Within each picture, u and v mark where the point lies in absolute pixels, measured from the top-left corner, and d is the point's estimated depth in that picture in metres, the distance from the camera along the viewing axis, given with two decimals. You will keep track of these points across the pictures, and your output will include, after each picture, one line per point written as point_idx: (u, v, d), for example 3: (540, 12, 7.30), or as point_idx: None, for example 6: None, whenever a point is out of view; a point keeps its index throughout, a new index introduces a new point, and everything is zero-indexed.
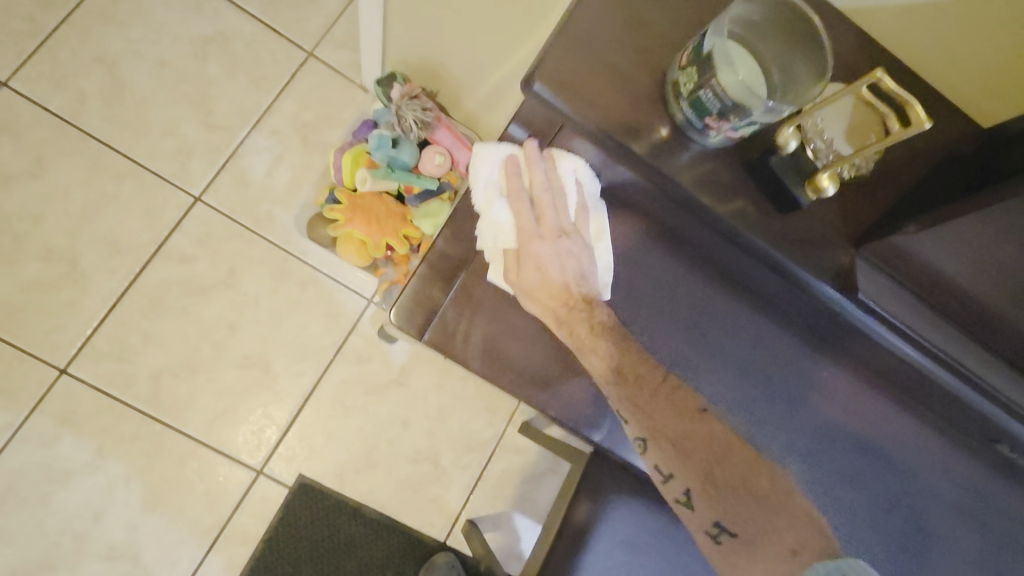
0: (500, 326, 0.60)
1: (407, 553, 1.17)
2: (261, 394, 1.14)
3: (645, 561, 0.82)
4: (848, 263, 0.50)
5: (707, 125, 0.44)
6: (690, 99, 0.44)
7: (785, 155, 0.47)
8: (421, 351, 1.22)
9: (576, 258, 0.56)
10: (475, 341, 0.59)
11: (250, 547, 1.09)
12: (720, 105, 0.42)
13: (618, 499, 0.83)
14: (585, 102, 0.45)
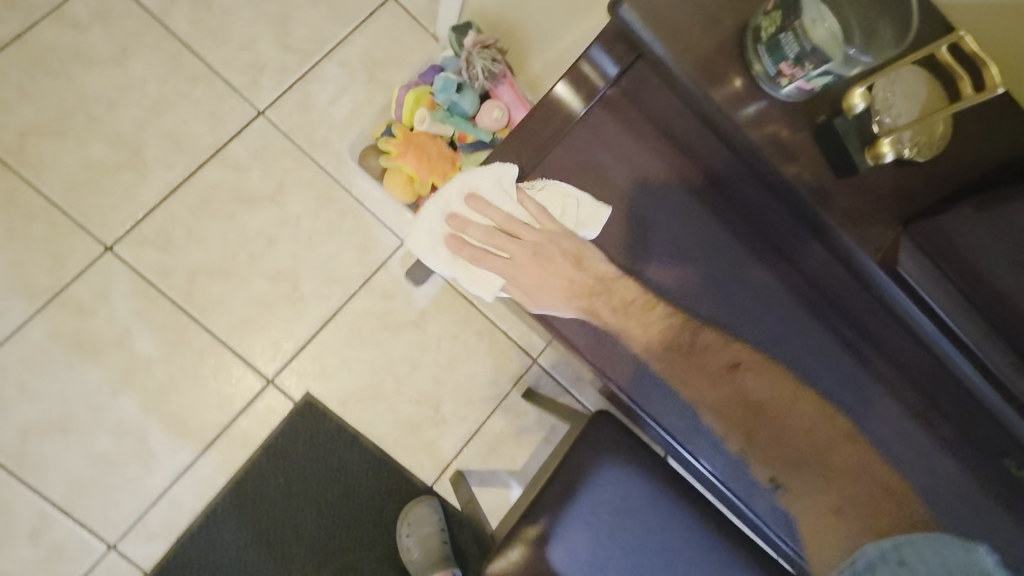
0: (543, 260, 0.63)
1: (394, 491, 1.19)
2: (286, 309, 1.17)
3: (627, 525, 0.84)
4: (892, 242, 0.52)
5: (781, 71, 0.47)
6: (769, 42, 0.46)
7: (851, 118, 0.49)
8: (443, 298, 1.25)
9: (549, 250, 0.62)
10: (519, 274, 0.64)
11: (248, 450, 1.13)
12: (803, 51, 0.45)
13: (611, 461, 0.85)
14: (670, 34, 0.48)
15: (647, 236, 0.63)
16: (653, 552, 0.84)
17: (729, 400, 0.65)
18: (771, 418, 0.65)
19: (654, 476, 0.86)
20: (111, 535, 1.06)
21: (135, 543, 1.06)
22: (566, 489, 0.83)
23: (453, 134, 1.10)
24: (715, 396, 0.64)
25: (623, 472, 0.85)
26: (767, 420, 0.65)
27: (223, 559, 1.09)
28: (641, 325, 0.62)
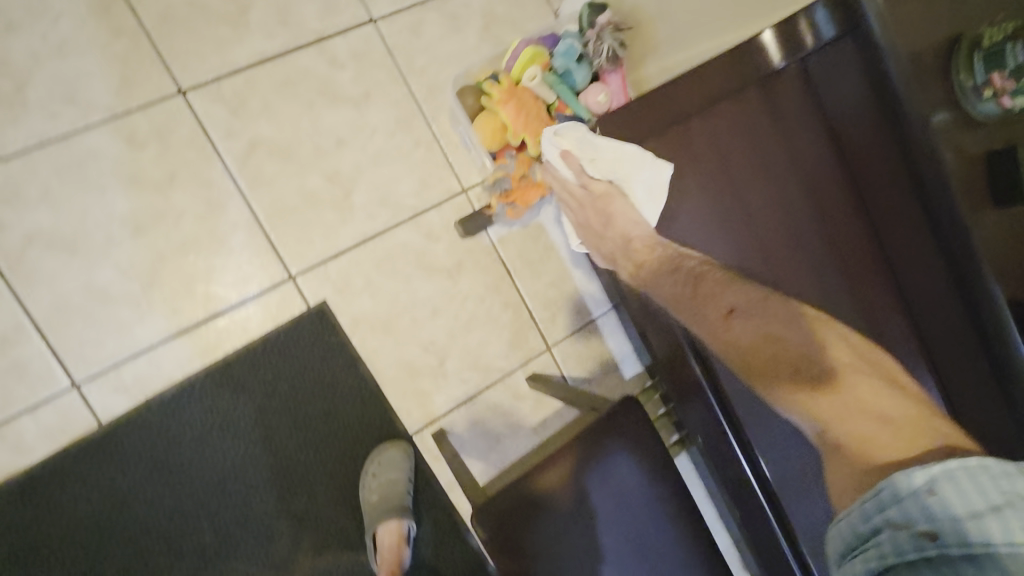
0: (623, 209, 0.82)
1: (374, 429, 1.14)
2: (330, 214, 1.14)
3: (615, 520, 0.83)
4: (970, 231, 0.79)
5: (991, 82, 0.75)
6: (985, 59, 0.76)
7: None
8: (483, 257, 1.23)
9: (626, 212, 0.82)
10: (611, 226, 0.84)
11: (246, 338, 1.08)
12: (1013, 68, 0.74)
13: (619, 455, 0.84)
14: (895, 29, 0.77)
15: (766, 192, 0.81)
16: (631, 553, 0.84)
17: (750, 344, 0.67)
18: (780, 354, 0.64)
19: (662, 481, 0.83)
20: (80, 374, 0.99)
21: (101, 391, 1.00)
22: (573, 466, 0.82)
23: (554, 102, 1.10)
24: (738, 339, 0.68)
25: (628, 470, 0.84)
26: (783, 354, 0.64)
27: (184, 437, 1.04)
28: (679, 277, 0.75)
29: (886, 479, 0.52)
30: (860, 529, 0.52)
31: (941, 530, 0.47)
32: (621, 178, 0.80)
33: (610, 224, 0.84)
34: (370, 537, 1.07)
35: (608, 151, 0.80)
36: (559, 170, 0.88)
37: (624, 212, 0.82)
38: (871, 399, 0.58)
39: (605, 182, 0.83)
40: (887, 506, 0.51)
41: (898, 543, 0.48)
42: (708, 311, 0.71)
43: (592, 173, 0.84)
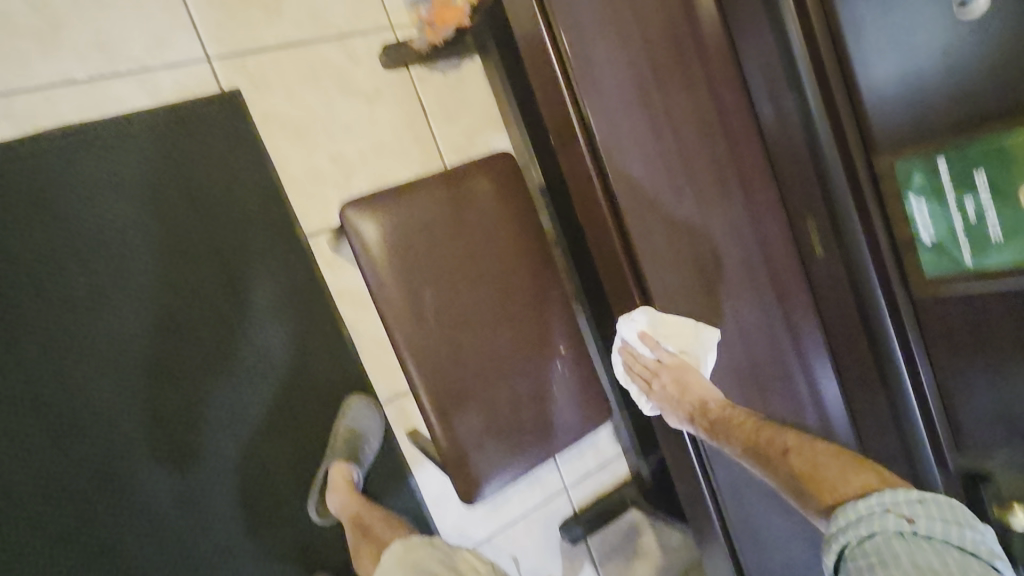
0: (679, 375, 1.03)
1: (270, 228, 1.16)
2: (257, 12, 1.18)
3: (473, 256, 0.86)
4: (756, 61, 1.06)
5: None
6: None
7: None
8: (402, 91, 1.30)
9: (682, 373, 1.03)
10: (661, 377, 1.05)
11: (152, 104, 1.10)
12: None
13: (484, 198, 0.88)
14: None
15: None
16: (486, 290, 0.86)
17: (782, 452, 0.90)
18: (810, 461, 0.87)
19: (525, 229, 0.90)
20: None
21: None
22: (451, 201, 0.87)
23: None
24: (767, 451, 0.91)
25: (504, 215, 0.89)
26: (811, 454, 0.88)
27: (62, 179, 1.02)
28: (734, 427, 0.95)
29: (885, 493, 0.75)
30: (858, 511, 0.75)
31: (919, 522, 0.71)
32: (682, 355, 1.04)
33: (683, 392, 1.02)
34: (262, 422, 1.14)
35: (675, 335, 1.02)
36: (632, 351, 1.07)
37: (691, 381, 1.02)
38: (853, 476, 0.82)
39: (678, 361, 1.03)
40: (886, 502, 0.74)
41: (888, 523, 0.72)
42: (737, 432, 0.95)
43: (666, 354, 1.04)
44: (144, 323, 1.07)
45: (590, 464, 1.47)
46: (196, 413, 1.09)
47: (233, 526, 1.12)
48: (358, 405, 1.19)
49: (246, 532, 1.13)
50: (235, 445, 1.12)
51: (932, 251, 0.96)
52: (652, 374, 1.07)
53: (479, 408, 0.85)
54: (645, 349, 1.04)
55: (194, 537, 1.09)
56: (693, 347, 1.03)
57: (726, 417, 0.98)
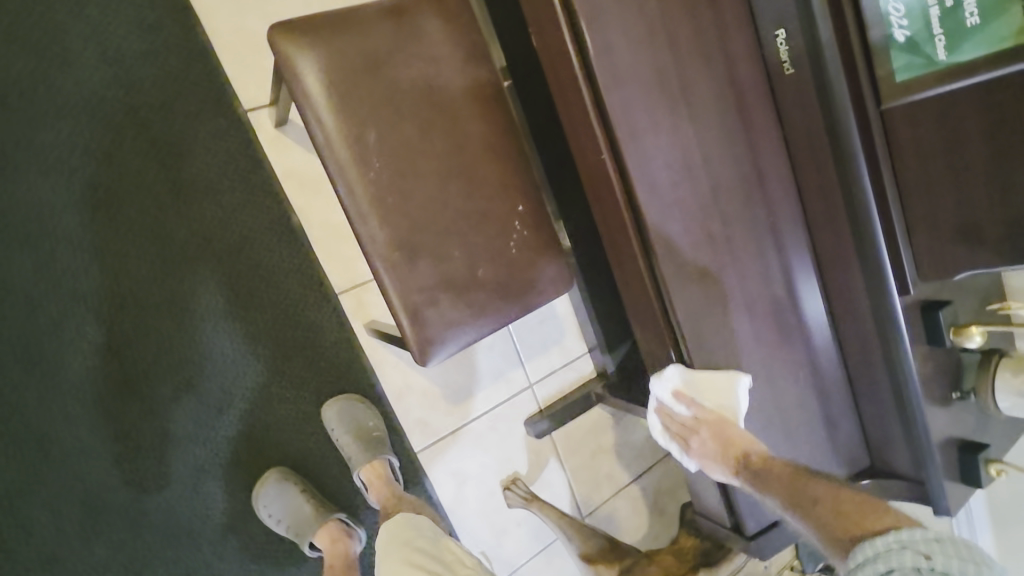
0: (720, 429, 0.74)
1: (207, 111, 1.06)
2: None
3: (423, 100, 0.79)
4: None
5: None
6: None
7: None
8: None
9: (728, 428, 0.74)
10: (700, 436, 0.76)
11: None
12: None
13: (435, 33, 0.80)
14: None
15: None
16: (439, 138, 0.80)
17: (838, 508, 0.64)
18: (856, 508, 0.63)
19: (481, 69, 0.83)
20: None
21: None
22: (396, 35, 0.77)
23: None
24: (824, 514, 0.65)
25: (457, 55, 0.81)
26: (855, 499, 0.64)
27: None
28: (786, 486, 0.68)
29: (904, 528, 0.57)
30: (871, 549, 0.57)
31: (938, 558, 0.53)
32: (726, 410, 0.74)
33: (726, 448, 0.74)
34: (222, 339, 1.10)
35: (715, 383, 0.73)
36: (657, 404, 0.77)
37: (737, 442, 0.74)
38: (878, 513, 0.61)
39: (716, 414, 0.74)
40: (904, 538, 0.56)
41: (902, 558, 0.54)
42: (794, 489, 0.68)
43: (701, 411, 0.74)
44: (65, 199, 0.99)
45: (555, 362, 1.45)
46: (143, 338, 1.05)
47: (187, 432, 1.09)
48: (334, 406, 1.15)
49: (192, 419, 1.09)
50: (186, 370, 1.08)
51: (904, 46, 0.59)
52: (689, 431, 0.76)
53: (431, 264, 0.80)
54: (680, 409, 0.74)
55: (148, 460, 1.06)
56: (737, 395, 0.73)
57: (784, 476, 0.69)
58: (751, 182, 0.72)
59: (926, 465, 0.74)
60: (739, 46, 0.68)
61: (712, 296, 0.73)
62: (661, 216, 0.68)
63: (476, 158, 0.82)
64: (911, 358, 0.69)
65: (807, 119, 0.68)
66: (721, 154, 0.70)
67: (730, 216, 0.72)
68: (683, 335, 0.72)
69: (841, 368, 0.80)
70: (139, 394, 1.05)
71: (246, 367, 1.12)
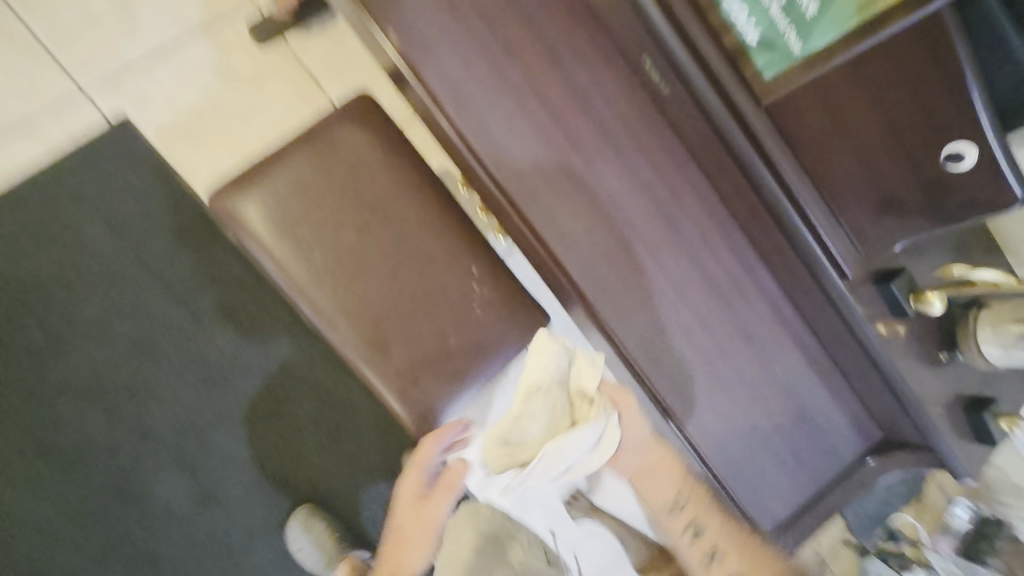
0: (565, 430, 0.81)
1: (205, 243, 1.20)
2: (115, 31, 1.19)
3: (356, 205, 0.86)
4: None
5: None
6: None
7: None
8: (284, 63, 1.26)
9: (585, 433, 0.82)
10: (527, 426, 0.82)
11: (56, 155, 1.17)
12: None
13: (349, 143, 0.86)
14: None
15: None
16: (378, 236, 0.86)
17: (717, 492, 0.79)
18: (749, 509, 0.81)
19: (400, 157, 0.88)
20: None
21: None
22: (315, 156, 0.85)
23: None
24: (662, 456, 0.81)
25: (377, 153, 0.87)
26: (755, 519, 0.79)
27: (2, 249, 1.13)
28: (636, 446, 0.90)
29: None
30: None
31: None
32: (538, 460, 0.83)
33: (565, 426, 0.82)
34: (277, 437, 1.23)
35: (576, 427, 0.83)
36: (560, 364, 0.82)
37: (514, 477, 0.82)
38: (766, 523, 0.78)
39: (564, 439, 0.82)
40: None
41: None
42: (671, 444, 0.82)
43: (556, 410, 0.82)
44: (114, 355, 1.16)
45: None
46: (210, 452, 1.20)
47: (267, 523, 1.23)
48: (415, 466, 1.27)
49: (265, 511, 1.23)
50: (253, 471, 1.22)
51: (760, 48, 0.57)
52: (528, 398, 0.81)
53: (403, 347, 0.87)
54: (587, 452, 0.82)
55: (243, 554, 1.22)
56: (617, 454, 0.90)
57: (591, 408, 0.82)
58: (666, 202, 0.72)
59: (931, 430, 0.71)
60: (614, 79, 0.69)
61: (659, 321, 0.73)
62: (581, 260, 0.70)
63: (419, 242, 0.88)
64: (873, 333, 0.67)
65: (699, 131, 0.66)
66: (628, 185, 0.71)
67: (654, 242, 0.72)
68: (641, 371, 0.73)
69: (823, 350, 0.77)
70: (221, 500, 1.21)
71: (305, 455, 1.24)
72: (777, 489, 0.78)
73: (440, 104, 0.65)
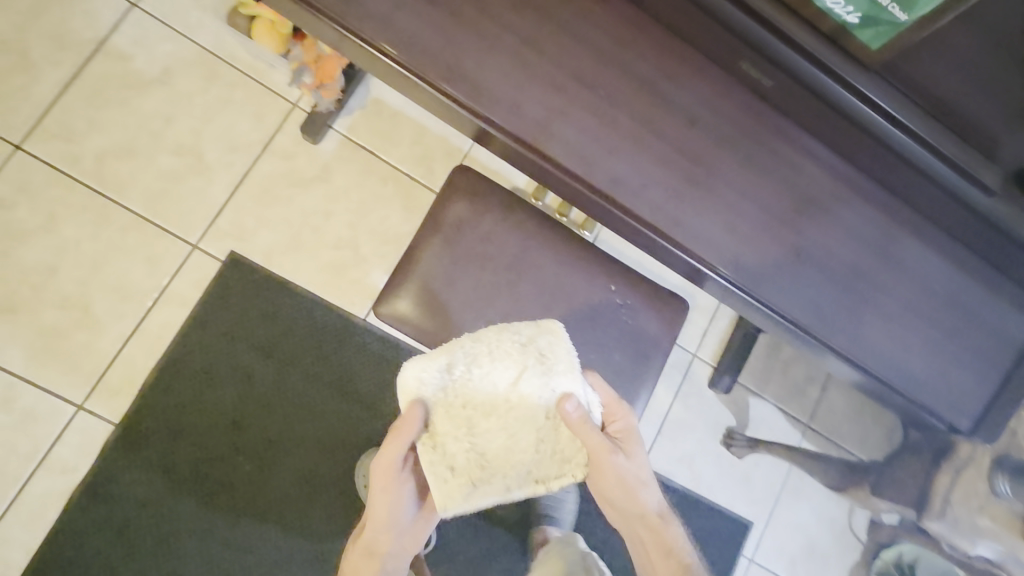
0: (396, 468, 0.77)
1: (343, 334, 1.31)
2: (194, 180, 1.27)
3: (495, 269, 0.94)
4: None
5: None
6: None
7: None
8: (343, 152, 1.34)
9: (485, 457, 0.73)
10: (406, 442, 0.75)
11: (188, 307, 1.25)
12: None
13: (471, 218, 0.94)
14: None
15: None
16: (525, 288, 0.94)
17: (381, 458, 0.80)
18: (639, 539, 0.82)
19: (516, 212, 0.95)
20: (79, 397, 1.20)
21: (102, 400, 1.20)
22: (445, 240, 0.93)
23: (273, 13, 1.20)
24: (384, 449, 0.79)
25: (496, 216, 0.94)
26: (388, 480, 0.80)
27: (183, 405, 1.23)
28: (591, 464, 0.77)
29: None
30: None
31: None
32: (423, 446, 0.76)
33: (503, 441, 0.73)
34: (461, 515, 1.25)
35: (510, 427, 0.73)
36: (538, 388, 0.73)
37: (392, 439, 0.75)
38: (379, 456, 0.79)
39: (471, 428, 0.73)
40: None
41: None
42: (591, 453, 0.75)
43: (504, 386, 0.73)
44: (310, 459, 1.27)
45: (702, 324, 1.53)
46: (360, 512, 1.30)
47: None
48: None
49: (472, 555, 1.25)
50: None
51: (861, 27, 0.61)
52: (497, 335, 0.76)
53: None
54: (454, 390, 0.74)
55: None
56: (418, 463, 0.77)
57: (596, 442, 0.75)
58: (787, 174, 0.79)
59: None
60: (708, 85, 0.76)
61: (818, 284, 0.80)
62: (730, 254, 0.78)
63: (561, 280, 0.96)
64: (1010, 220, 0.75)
65: (806, 106, 0.73)
66: (751, 174, 0.78)
67: (791, 216, 0.79)
68: (813, 331, 0.81)
69: (968, 250, 0.83)
70: None
71: None
72: (964, 387, 0.85)
73: (573, 173, 0.75)
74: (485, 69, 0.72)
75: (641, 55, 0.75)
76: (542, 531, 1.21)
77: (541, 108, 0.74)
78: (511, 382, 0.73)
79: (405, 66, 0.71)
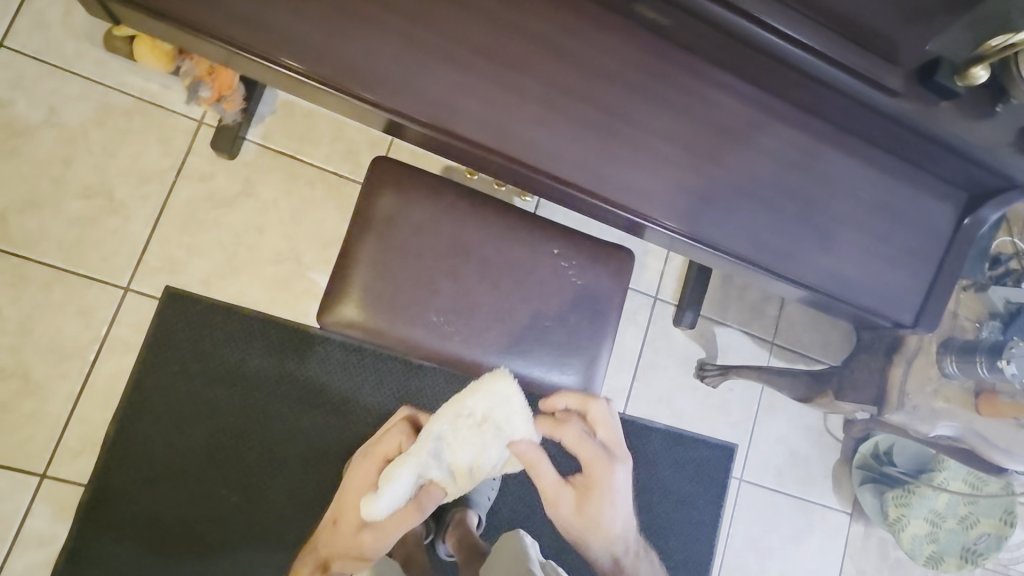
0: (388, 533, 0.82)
1: (302, 348, 1.28)
2: (110, 221, 1.21)
3: (435, 254, 0.92)
4: None
5: None
6: None
7: None
8: (262, 162, 1.28)
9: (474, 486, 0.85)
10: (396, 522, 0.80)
11: (134, 352, 1.20)
12: None
13: (400, 208, 0.91)
14: None
15: None
16: (468, 267, 0.93)
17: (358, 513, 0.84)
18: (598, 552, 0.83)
19: (445, 194, 0.93)
20: (40, 466, 1.15)
21: (66, 464, 1.16)
22: (377, 236, 0.90)
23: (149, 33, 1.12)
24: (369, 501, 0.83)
25: (425, 202, 0.92)
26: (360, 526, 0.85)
27: (153, 450, 1.19)
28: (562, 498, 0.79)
29: None
30: None
31: None
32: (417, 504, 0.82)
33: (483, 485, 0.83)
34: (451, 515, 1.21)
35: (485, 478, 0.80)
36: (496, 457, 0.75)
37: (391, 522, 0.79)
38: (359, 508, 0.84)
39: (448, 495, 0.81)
40: None
41: None
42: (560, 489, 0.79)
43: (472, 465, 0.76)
44: (295, 478, 1.26)
45: (658, 266, 1.55)
46: None
47: None
48: None
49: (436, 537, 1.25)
50: None
51: None
52: (453, 425, 0.73)
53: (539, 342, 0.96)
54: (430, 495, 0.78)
55: None
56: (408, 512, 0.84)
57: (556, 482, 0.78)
58: (701, 110, 0.78)
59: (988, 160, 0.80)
60: (607, 35, 0.75)
61: (749, 212, 0.82)
62: (659, 200, 0.78)
63: (504, 253, 0.95)
64: (919, 117, 0.75)
65: (706, 37, 0.71)
66: (665, 115, 0.77)
67: (712, 151, 0.79)
68: (751, 258, 0.82)
69: (884, 152, 0.85)
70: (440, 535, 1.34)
71: None
72: (897, 283, 0.89)
73: (492, 148, 0.73)
74: (376, 56, 0.69)
75: (533, 12, 0.73)
76: (463, 512, 1.19)
77: (444, 86, 0.71)
78: (476, 461, 0.75)
79: (303, 72, 0.67)
